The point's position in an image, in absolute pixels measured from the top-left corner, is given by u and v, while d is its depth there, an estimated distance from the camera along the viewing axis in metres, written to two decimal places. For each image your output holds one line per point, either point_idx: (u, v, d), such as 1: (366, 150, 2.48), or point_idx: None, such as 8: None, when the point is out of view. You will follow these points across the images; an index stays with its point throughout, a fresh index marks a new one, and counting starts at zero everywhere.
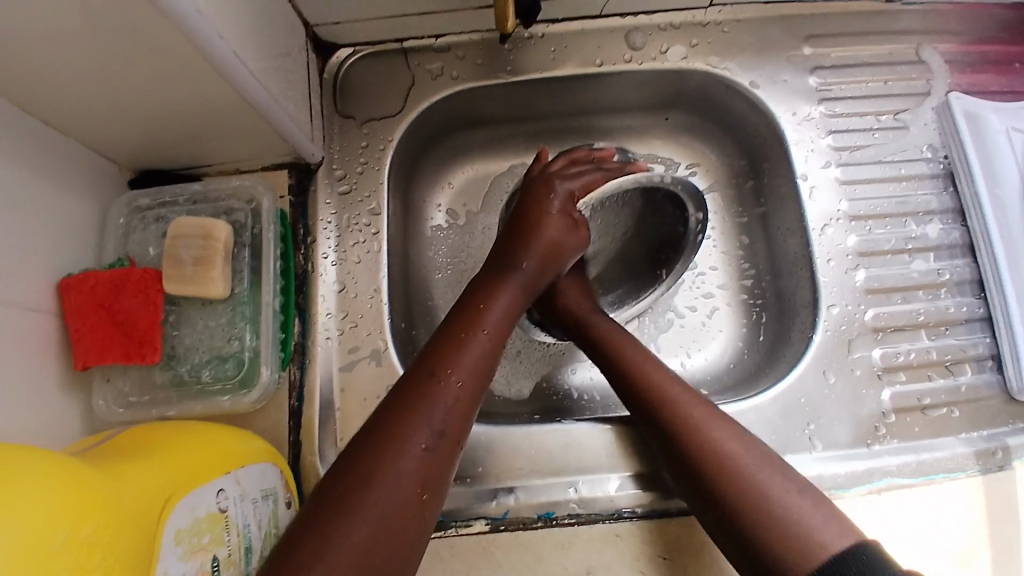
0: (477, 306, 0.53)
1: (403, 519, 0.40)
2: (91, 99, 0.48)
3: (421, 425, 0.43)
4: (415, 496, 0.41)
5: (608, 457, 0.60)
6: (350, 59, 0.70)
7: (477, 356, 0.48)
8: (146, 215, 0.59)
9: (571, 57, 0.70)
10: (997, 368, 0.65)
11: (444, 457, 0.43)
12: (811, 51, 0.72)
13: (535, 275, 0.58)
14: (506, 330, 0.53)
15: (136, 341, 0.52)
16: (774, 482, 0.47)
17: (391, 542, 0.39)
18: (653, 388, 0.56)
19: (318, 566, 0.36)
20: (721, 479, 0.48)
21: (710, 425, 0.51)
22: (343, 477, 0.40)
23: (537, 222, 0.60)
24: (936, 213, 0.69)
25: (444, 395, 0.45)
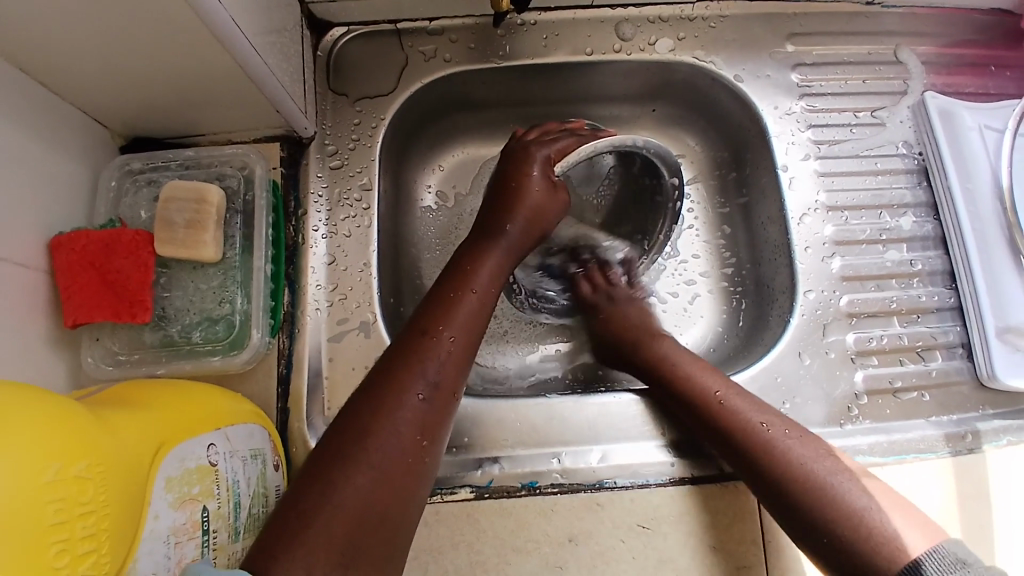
0: (465, 268, 0.55)
1: (404, 465, 0.43)
2: (87, 60, 0.49)
3: (416, 377, 0.46)
4: (414, 442, 0.44)
5: (640, 426, 0.62)
6: (345, 37, 0.71)
7: (467, 314, 0.51)
8: (137, 178, 0.60)
9: (562, 45, 0.72)
10: (966, 356, 0.67)
11: (439, 406, 0.46)
12: (794, 49, 0.74)
13: (520, 237, 0.60)
14: (495, 288, 0.55)
15: (126, 301, 0.53)
16: (854, 495, 0.50)
17: (394, 486, 0.42)
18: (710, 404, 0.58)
19: (327, 507, 0.40)
20: (804, 495, 0.51)
21: (786, 442, 0.54)
22: (344, 428, 0.43)
23: (519, 189, 0.61)
24: (910, 206, 0.71)
25: (437, 351, 0.48)
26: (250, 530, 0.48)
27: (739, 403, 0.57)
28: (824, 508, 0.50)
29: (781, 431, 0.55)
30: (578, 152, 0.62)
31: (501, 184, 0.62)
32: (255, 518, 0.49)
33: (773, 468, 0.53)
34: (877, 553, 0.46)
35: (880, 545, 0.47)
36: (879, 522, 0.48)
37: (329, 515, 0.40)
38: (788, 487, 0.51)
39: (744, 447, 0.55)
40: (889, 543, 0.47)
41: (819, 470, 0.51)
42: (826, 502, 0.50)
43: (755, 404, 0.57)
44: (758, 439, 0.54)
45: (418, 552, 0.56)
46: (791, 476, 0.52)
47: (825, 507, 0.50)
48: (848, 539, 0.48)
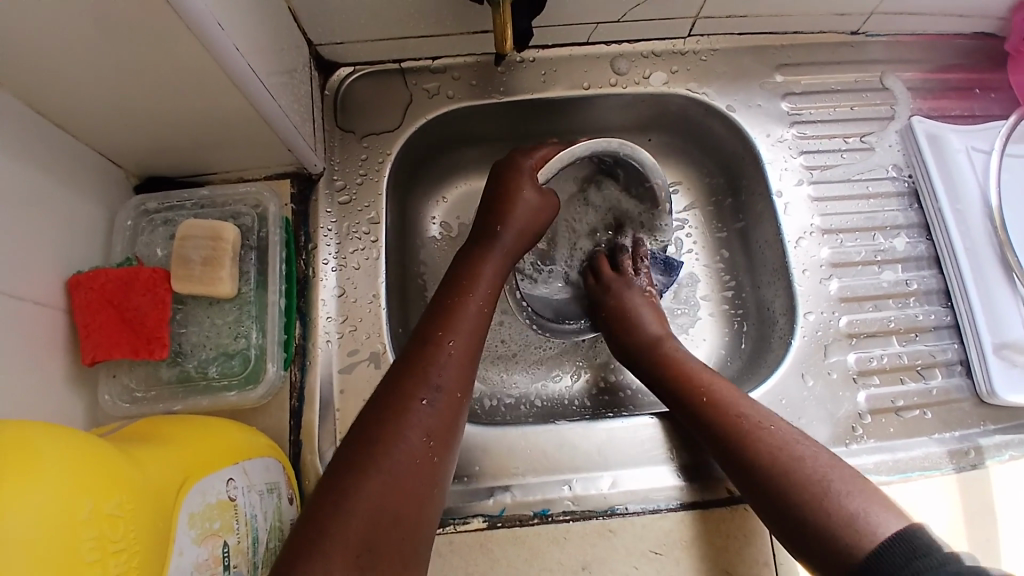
0: (462, 277, 0.57)
1: (415, 468, 0.43)
2: (107, 104, 0.51)
3: (421, 383, 0.47)
4: (423, 447, 0.44)
5: (654, 450, 0.63)
6: (351, 77, 0.73)
7: (470, 320, 0.52)
8: (153, 218, 0.61)
9: (560, 79, 0.75)
10: (965, 373, 0.68)
11: (446, 409, 0.47)
12: (783, 79, 0.77)
13: (513, 243, 0.61)
14: (493, 294, 0.57)
15: (144, 338, 0.54)
16: (835, 482, 0.49)
17: (406, 491, 0.42)
18: (707, 405, 0.57)
19: (343, 515, 0.40)
20: (783, 486, 0.50)
21: (765, 436, 0.53)
22: (355, 439, 0.44)
23: (511, 196, 0.62)
24: (903, 227, 0.74)
25: (439, 357, 0.49)
26: (268, 565, 0.48)
27: (728, 402, 0.57)
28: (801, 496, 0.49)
29: (768, 426, 0.54)
30: (555, 161, 0.64)
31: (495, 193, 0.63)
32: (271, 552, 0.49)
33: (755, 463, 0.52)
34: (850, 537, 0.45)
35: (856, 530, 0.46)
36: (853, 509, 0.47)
37: (344, 521, 0.40)
38: (771, 479, 0.51)
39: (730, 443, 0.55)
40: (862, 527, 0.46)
41: (796, 459, 0.51)
42: (805, 488, 0.49)
43: (749, 402, 0.57)
44: (742, 433, 0.54)
45: None
46: (772, 466, 0.51)
47: (803, 495, 0.49)
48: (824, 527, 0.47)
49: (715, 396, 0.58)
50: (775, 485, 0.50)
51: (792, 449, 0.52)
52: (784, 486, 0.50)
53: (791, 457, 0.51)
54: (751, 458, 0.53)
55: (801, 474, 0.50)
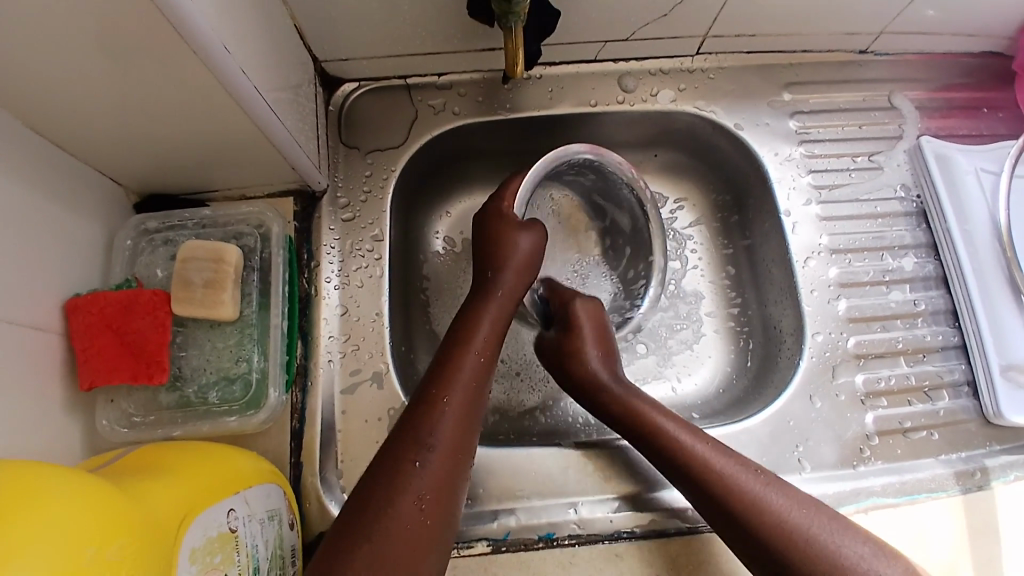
0: (461, 326, 0.55)
1: (410, 534, 0.42)
2: (107, 124, 0.50)
3: (416, 444, 0.45)
4: (419, 512, 0.43)
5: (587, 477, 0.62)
6: (355, 93, 0.72)
7: (467, 371, 0.51)
8: (154, 238, 0.60)
9: (567, 97, 0.74)
10: (972, 395, 0.68)
11: (441, 468, 0.45)
12: (791, 97, 0.77)
13: (513, 286, 0.60)
14: (495, 343, 0.55)
15: (144, 362, 0.53)
16: (845, 546, 0.48)
17: (406, 557, 0.41)
18: (693, 460, 0.53)
19: None
20: (792, 552, 0.48)
21: (767, 493, 0.51)
22: (352, 505, 0.43)
23: (505, 239, 0.62)
24: (910, 247, 0.73)
25: (434, 414, 0.47)
26: None
27: (710, 454, 0.53)
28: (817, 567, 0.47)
29: (764, 480, 0.52)
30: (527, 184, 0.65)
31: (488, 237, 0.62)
32: None
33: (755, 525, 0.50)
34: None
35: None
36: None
37: None
38: (773, 545, 0.49)
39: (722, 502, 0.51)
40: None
41: (803, 520, 0.49)
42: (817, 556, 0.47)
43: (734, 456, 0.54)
44: (744, 498, 0.51)
45: None
46: (779, 531, 0.49)
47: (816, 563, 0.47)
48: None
49: (708, 449, 0.54)
50: (784, 552, 0.48)
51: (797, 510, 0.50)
52: (793, 554, 0.48)
53: (795, 520, 0.49)
54: (756, 527, 0.49)
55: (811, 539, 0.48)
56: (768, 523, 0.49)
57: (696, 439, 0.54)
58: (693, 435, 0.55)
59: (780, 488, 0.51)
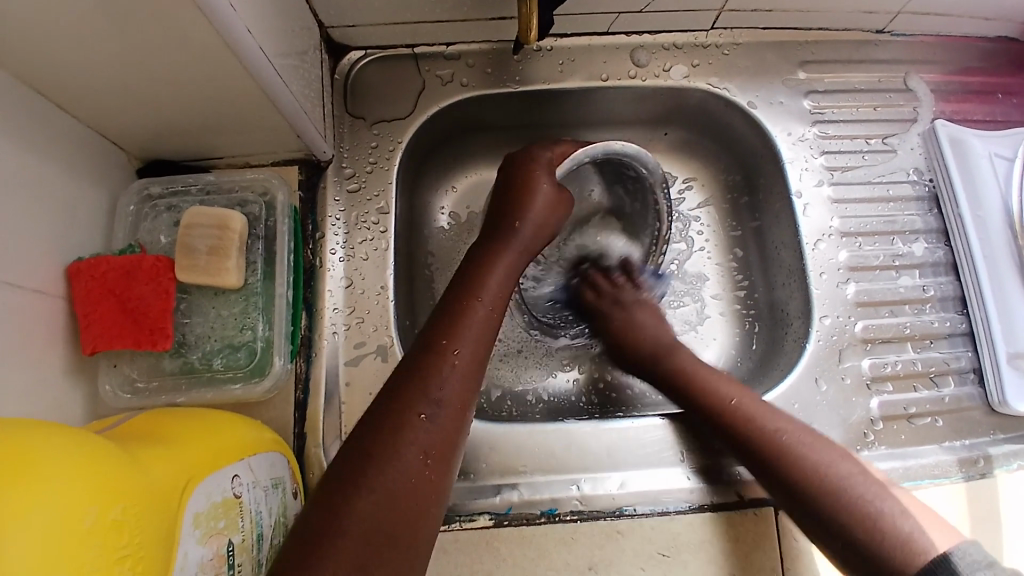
0: (472, 277, 0.55)
1: (410, 487, 0.41)
2: (111, 85, 0.49)
3: (420, 397, 0.45)
4: (420, 465, 0.42)
5: (663, 450, 0.62)
6: (362, 61, 0.71)
7: (474, 327, 0.50)
8: (157, 204, 0.59)
9: (578, 70, 0.73)
10: (978, 381, 0.67)
11: (446, 424, 0.45)
12: (806, 76, 0.75)
13: (529, 239, 0.61)
14: (504, 294, 0.55)
15: (147, 329, 0.52)
16: (867, 495, 0.49)
17: (402, 511, 0.40)
18: (734, 413, 0.57)
19: (334, 540, 0.38)
20: (819, 495, 0.50)
21: (803, 445, 0.53)
22: (348, 452, 0.42)
23: (529, 190, 0.62)
24: (921, 232, 0.72)
25: (442, 366, 0.47)
26: (272, 562, 0.47)
27: (750, 408, 0.57)
28: (840, 511, 0.49)
29: (802, 434, 0.54)
30: (574, 155, 0.64)
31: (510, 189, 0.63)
32: (276, 550, 0.48)
33: (786, 471, 0.53)
34: (897, 559, 0.46)
35: (897, 547, 0.46)
36: (890, 525, 0.47)
37: (335, 547, 0.38)
38: (802, 489, 0.51)
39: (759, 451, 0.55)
40: (905, 546, 0.46)
41: (835, 468, 0.51)
42: (842, 500, 0.49)
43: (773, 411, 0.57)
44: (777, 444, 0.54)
45: None
46: (802, 468, 0.52)
47: (840, 509, 0.49)
48: (858, 539, 0.48)
49: (745, 403, 0.57)
50: (814, 496, 0.51)
51: (829, 463, 0.52)
52: (819, 496, 0.51)
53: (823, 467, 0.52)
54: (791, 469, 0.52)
55: (836, 486, 0.50)
56: (796, 469, 0.52)
57: (731, 392, 0.59)
58: (731, 389, 0.59)
59: (809, 434, 0.55)
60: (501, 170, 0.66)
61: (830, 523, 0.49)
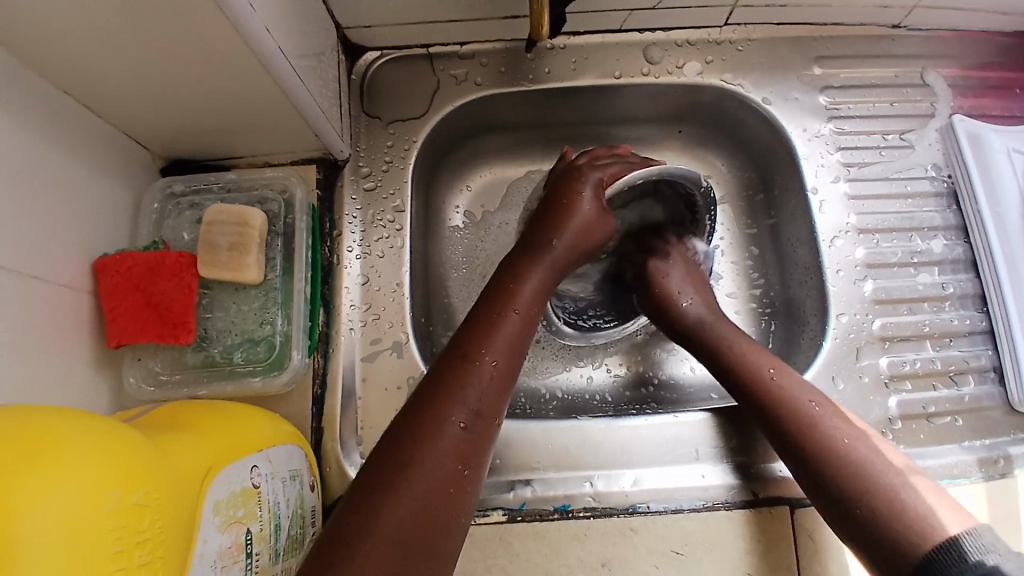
0: (507, 286, 0.55)
1: (445, 496, 0.42)
2: (134, 84, 0.50)
3: (457, 405, 0.45)
4: (455, 472, 0.43)
5: (706, 446, 0.62)
6: (378, 62, 0.72)
7: (507, 336, 0.51)
8: (180, 201, 0.61)
9: (591, 68, 0.73)
10: (998, 380, 0.66)
11: (480, 434, 0.45)
12: (821, 71, 0.75)
13: (565, 253, 0.60)
14: (536, 307, 0.55)
15: (170, 323, 0.54)
16: (887, 473, 0.48)
17: (434, 518, 0.41)
18: (767, 386, 0.56)
19: (370, 539, 0.39)
20: (848, 478, 0.49)
21: (834, 423, 0.52)
22: (384, 453, 0.43)
23: (571, 205, 0.61)
24: (940, 228, 0.71)
25: (478, 376, 0.47)
26: (290, 552, 0.48)
27: (786, 382, 0.56)
28: (853, 484, 0.48)
29: (830, 412, 0.53)
30: (622, 178, 0.63)
31: (552, 200, 0.63)
32: (293, 540, 0.49)
33: (808, 443, 0.52)
34: (904, 534, 0.45)
35: (910, 524, 0.45)
36: (908, 502, 0.46)
37: (372, 546, 0.38)
38: (817, 463, 0.51)
39: (786, 422, 0.54)
40: (919, 524, 0.44)
41: (862, 450, 0.50)
42: (872, 486, 0.48)
43: (811, 390, 0.56)
44: (804, 418, 0.53)
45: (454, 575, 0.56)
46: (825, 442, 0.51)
47: (872, 496, 0.47)
48: (870, 514, 0.46)
49: (783, 379, 0.56)
50: (827, 469, 0.50)
51: (857, 439, 0.51)
52: (839, 473, 0.49)
53: (848, 444, 0.50)
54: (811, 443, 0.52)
55: (857, 463, 0.49)
56: (819, 444, 0.51)
57: (763, 364, 0.58)
58: (765, 359, 0.59)
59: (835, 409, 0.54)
60: (554, 180, 0.66)
61: (841, 496, 0.48)
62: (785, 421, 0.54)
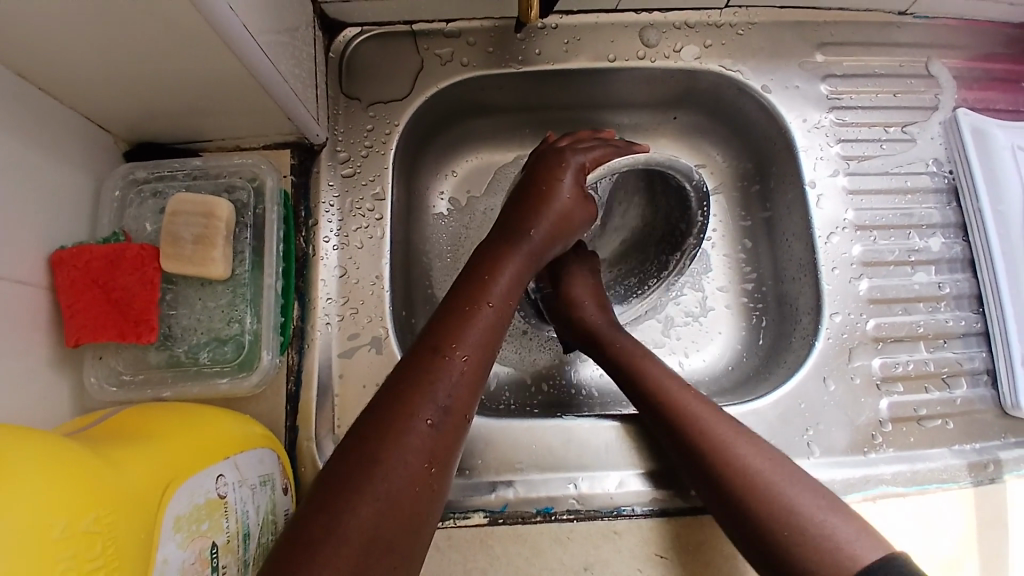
0: (481, 276, 0.52)
1: (411, 496, 0.40)
2: (92, 65, 0.46)
3: (426, 401, 0.43)
4: (422, 471, 0.41)
5: (617, 452, 0.60)
6: (358, 39, 0.68)
7: (481, 330, 0.48)
8: (142, 189, 0.57)
9: (584, 49, 0.69)
10: (991, 383, 0.65)
11: (449, 431, 0.43)
12: (824, 59, 0.72)
13: (543, 242, 0.57)
14: (513, 298, 0.53)
15: (132, 320, 0.51)
16: (803, 499, 0.47)
17: (402, 519, 0.39)
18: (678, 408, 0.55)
19: (330, 544, 0.36)
20: (762, 506, 0.47)
21: (741, 444, 0.51)
22: (345, 454, 0.40)
23: (550, 192, 0.59)
24: (939, 227, 0.69)
25: (449, 370, 0.45)
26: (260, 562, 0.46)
27: (695, 405, 0.54)
28: (771, 511, 0.46)
29: (740, 434, 0.52)
30: (607, 164, 0.62)
31: (531, 184, 0.60)
32: (263, 548, 0.47)
33: (717, 469, 0.50)
34: (819, 566, 0.43)
35: (830, 552, 0.43)
36: (830, 529, 0.45)
37: (333, 552, 0.36)
38: (733, 486, 0.49)
39: (699, 444, 0.52)
40: (834, 555, 0.43)
41: (773, 473, 0.48)
42: (787, 517, 0.46)
43: (718, 413, 0.54)
44: (713, 442, 0.51)
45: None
46: (738, 469, 0.49)
47: (788, 526, 0.46)
48: (794, 540, 0.45)
49: (693, 401, 0.55)
50: (743, 491, 0.48)
51: (769, 462, 0.49)
52: (757, 498, 0.47)
53: (761, 468, 0.49)
54: (725, 469, 0.50)
55: (770, 490, 0.47)
56: (729, 470, 0.49)
57: (678, 388, 0.56)
58: (676, 381, 0.57)
59: (742, 428, 0.53)
60: (533, 162, 0.64)
61: (758, 523, 0.47)
62: (698, 444, 0.52)
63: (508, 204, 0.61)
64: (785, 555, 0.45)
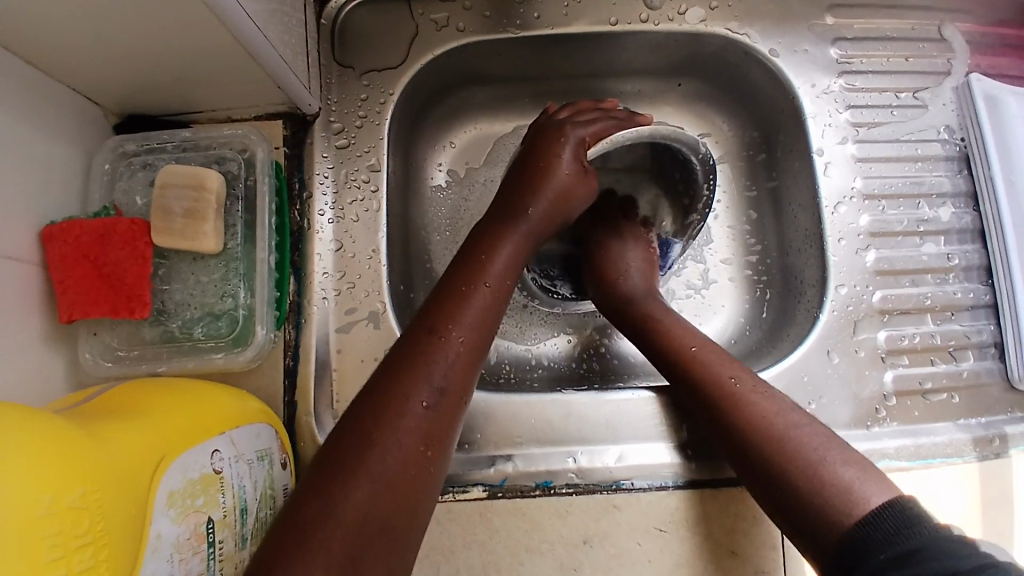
0: (478, 256, 0.51)
1: (407, 478, 0.39)
2: (75, 36, 0.45)
3: (421, 383, 0.42)
4: (418, 453, 0.40)
5: (651, 423, 0.60)
6: (350, 3, 0.66)
7: (478, 312, 0.47)
8: (132, 161, 0.56)
9: (584, 13, 0.67)
10: (998, 357, 0.64)
11: (446, 413, 0.43)
12: (834, 21, 0.69)
13: (542, 220, 0.56)
14: (510, 279, 0.52)
15: (124, 295, 0.50)
16: (812, 443, 0.46)
17: (396, 500, 0.38)
18: (688, 360, 0.55)
19: (326, 524, 0.36)
20: (770, 453, 0.46)
21: (751, 395, 0.50)
22: (342, 436, 0.40)
23: (547, 169, 0.57)
24: (949, 196, 0.67)
25: (445, 352, 0.44)
26: (259, 535, 0.46)
27: (713, 361, 0.54)
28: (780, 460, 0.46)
29: (758, 391, 0.51)
30: (607, 138, 0.60)
31: (529, 161, 0.59)
32: (262, 522, 0.47)
33: (731, 420, 0.50)
34: (819, 514, 0.42)
35: (834, 500, 0.42)
36: (833, 474, 0.43)
37: (327, 531, 0.36)
38: (743, 435, 0.49)
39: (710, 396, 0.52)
40: (844, 496, 0.42)
41: (783, 422, 0.48)
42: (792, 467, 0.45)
43: (738, 368, 0.54)
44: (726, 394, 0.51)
45: (430, 550, 0.55)
46: (748, 420, 0.49)
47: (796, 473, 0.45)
48: (803, 493, 0.44)
49: (704, 353, 0.55)
50: (755, 442, 0.48)
51: (776, 412, 0.49)
52: (767, 449, 0.47)
53: (772, 417, 0.48)
54: (733, 420, 0.50)
55: (779, 441, 0.47)
56: (739, 420, 0.49)
57: (693, 345, 0.56)
58: (690, 337, 0.57)
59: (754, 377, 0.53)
60: (530, 136, 0.62)
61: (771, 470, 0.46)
62: (709, 396, 0.52)
63: (505, 181, 0.59)
64: (795, 500, 0.44)
